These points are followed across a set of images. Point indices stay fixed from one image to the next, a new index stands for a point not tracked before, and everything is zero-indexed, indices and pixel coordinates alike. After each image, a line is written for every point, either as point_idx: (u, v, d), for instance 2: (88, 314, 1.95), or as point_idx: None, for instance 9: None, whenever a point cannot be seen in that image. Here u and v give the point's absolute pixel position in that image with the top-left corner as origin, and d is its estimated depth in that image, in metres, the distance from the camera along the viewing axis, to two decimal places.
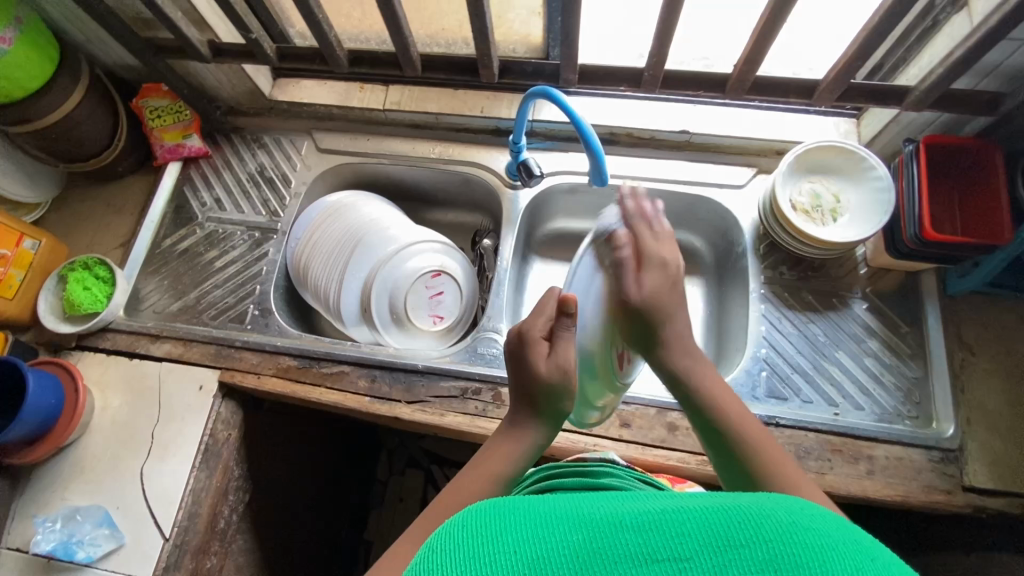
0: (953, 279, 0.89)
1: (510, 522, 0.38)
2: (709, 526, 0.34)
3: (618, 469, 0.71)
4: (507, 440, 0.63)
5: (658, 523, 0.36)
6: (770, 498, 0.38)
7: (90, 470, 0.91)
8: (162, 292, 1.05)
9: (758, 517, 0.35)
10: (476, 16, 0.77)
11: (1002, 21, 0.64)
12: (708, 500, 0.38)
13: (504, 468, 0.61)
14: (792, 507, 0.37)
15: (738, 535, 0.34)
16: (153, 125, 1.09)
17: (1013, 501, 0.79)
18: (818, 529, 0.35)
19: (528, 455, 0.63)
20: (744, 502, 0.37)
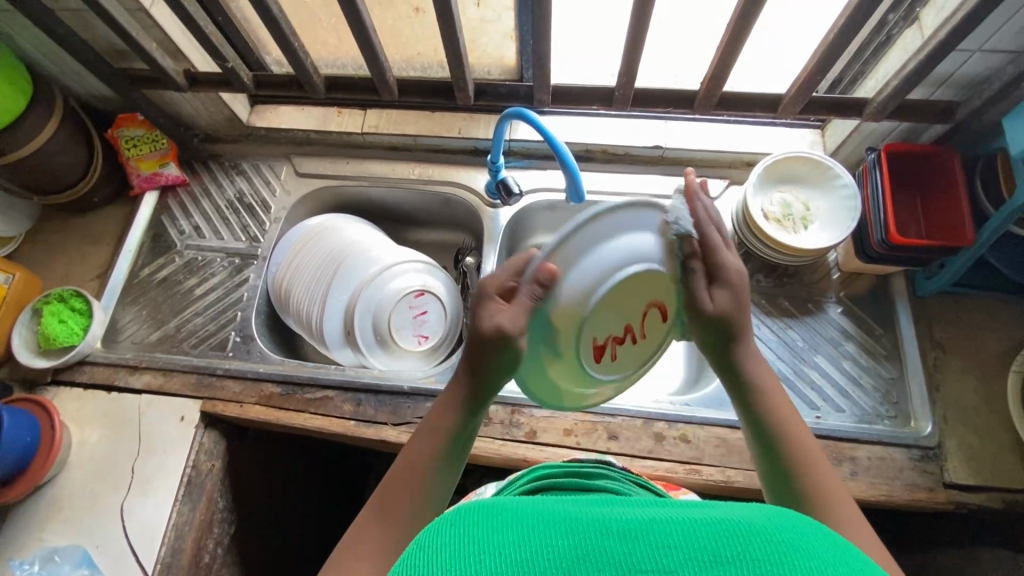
0: (920, 281, 0.92)
1: (497, 521, 0.38)
2: (698, 540, 0.35)
3: (613, 473, 0.71)
4: (452, 398, 0.61)
5: (648, 533, 0.36)
6: (763, 513, 0.38)
7: (69, 509, 0.89)
8: (140, 322, 1.04)
9: (748, 534, 0.35)
10: (449, 40, 0.79)
11: (949, 36, 0.68)
12: (700, 513, 0.38)
13: (450, 432, 0.60)
14: (782, 523, 0.37)
15: (726, 552, 0.34)
16: (129, 155, 1.09)
17: (992, 496, 0.81)
18: (808, 547, 0.35)
19: (476, 410, 0.61)
20: (735, 517, 0.37)
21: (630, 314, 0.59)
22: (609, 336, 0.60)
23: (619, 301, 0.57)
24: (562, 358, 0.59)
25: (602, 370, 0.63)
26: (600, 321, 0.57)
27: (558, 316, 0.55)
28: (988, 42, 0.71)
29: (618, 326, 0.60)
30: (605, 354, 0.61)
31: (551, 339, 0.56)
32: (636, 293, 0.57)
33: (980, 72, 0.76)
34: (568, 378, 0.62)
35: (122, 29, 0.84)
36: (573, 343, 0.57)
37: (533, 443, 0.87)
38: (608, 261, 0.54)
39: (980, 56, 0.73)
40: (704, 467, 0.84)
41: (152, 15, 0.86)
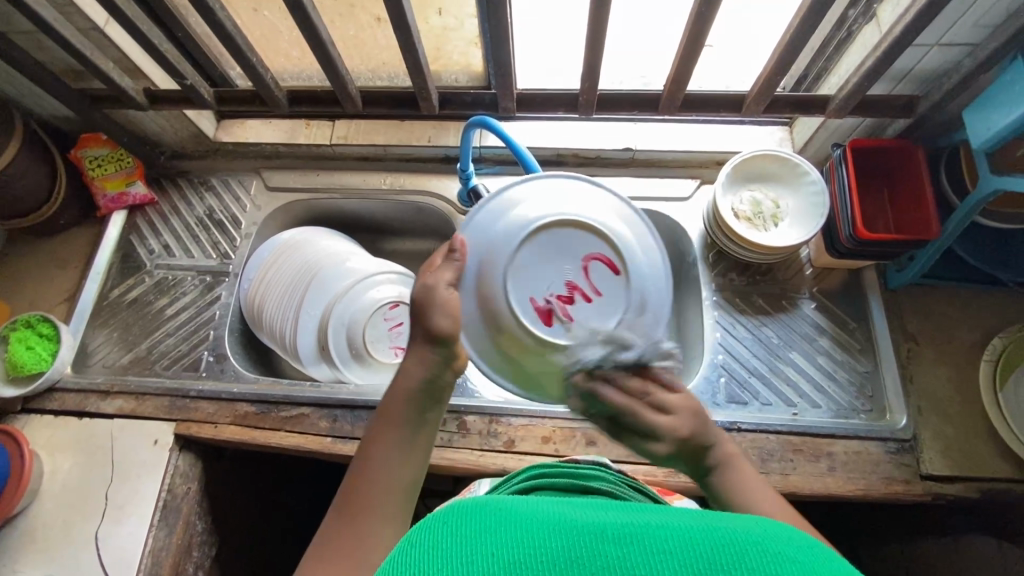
0: (891, 274, 0.93)
1: (494, 522, 0.38)
2: (695, 548, 0.34)
3: (608, 474, 0.70)
4: (414, 366, 0.63)
5: (643, 538, 0.35)
6: (760, 527, 0.38)
7: (42, 541, 0.87)
8: (111, 345, 1.02)
9: (745, 545, 0.35)
10: (408, 51, 0.78)
11: (904, 33, 0.68)
12: (697, 519, 0.38)
13: (408, 403, 0.61)
14: (779, 538, 0.36)
15: (722, 560, 0.33)
16: (93, 175, 1.06)
17: (969, 486, 0.82)
18: (802, 562, 0.34)
19: (435, 382, 0.63)
20: (731, 526, 0.37)
21: (566, 270, 0.68)
22: (551, 295, 0.67)
23: (546, 253, 0.68)
24: (501, 316, 0.67)
25: (563, 334, 0.66)
26: (529, 270, 0.67)
27: (482, 264, 0.68)
28: (946, 35, 0.71)
29: (555, 284, 0.67)
30: (558, 315, 0.67)
31: (484, 292, 0.67)
32: (570, 244, 0.68)
33: (939, 65, 0.76)
34: (527, 348, 0.67)
35: (75, 50, 0.82)
36: (504, 295, 0.67)
37: (511, 452, 0.86)
38: (523, 218, 0.69)
39: (938, 50, 0.74)
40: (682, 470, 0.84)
41: (106, 34, 0.85)
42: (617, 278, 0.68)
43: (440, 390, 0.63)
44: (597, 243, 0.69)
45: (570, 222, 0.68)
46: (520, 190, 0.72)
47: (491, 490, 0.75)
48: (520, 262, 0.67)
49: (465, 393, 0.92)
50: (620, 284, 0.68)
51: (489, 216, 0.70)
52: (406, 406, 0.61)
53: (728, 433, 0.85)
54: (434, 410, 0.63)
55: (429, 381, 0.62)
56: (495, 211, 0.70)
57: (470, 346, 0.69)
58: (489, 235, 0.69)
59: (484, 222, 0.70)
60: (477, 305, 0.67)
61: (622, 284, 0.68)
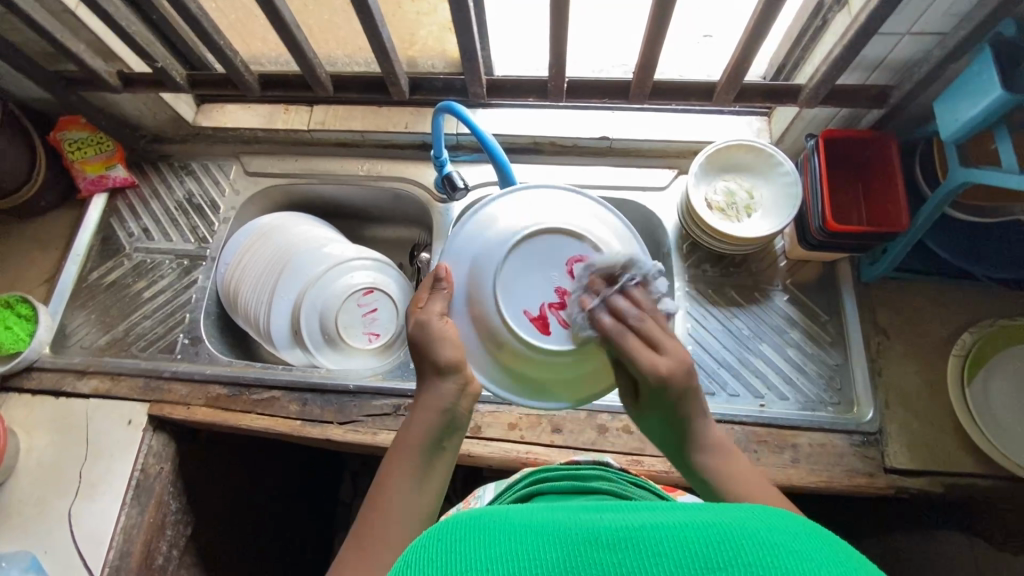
0: (864, 267, 0.92)
1: (486, 535, 0.36)
2: (690, 549, 0.33)
3: (612, 473, 0.70)
4: (432, 397, 0.62)
5: (637, 541, 0.35)
6: (755, 518, 0.37)
7: (15, 517, 0.89)
8: (90, 326, 1.03)
9: (739, 539, 0.34)
10: (373, 37, 0.77)
11: (869, 22, 0.67)
12: (689, 515, 0.37)
13: (425, 436, 0.60)
14: (775, 527, 0.35)
15: (717, 558, 0.33)
16: (72, 158, 1.07)
17: (932, 480, 0.82)
18: (799, 552, 0.33)
19: (453, 412, 0.62)
20: (724, 521, 0.36)
21: (551, 277, 0.65)
22: (541, 305, 0.65)
23: (526, 264, 0.65)
24: (498, 335, 0.65)
25: (562, 342, 0.64)
26: (513, 285, 0.65)
27: (471, 289, 0.67)
28: (916, 25, 0.70)
29: (543, 291, 0.65)
30: (552, 323, 0.64)
31: (476, 314, 0.66)
32: (542, 250, 0.66)
33: (911, 55, 0.75)
34: (529, 363, 0.66)
35: (44, 31, 0.82)
36: (496, 312, 0.65)
37: (477, 438, 0.87)
38: (496, 236, 0.68)
39: (910, 39, 0.72)
40: (646, 458, 0.84)
41: (77, 17, 0.85)
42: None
43: (457, 419, 0.63)
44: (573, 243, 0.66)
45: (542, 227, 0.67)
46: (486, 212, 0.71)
47: (495, 498, 0.76)
48: (504, 280, 0.65)
49: None
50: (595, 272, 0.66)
51: (464, 240, 0.70)
52: (423, 438, 0.60)
53: None
54: (449, 443, 0.62)
55: (445, 414, 0.61)
56: (471, 236, 0.69)
57: (480, 374, 0.68)
58: (469, 259, 0.68)
59: (463, 246, 0.69)
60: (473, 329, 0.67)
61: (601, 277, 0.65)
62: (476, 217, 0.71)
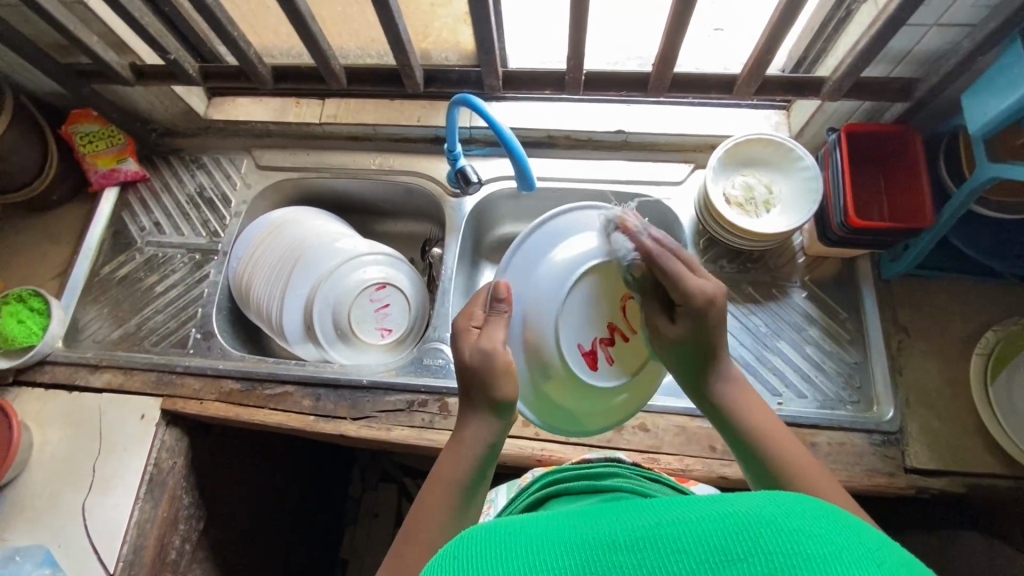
0: (885, 263, 0.90)
1: (492, 548, 0.34)
2: (708, 540, 0.30)
3: (622, 468, 0.70)
4: (474, 431, 0.60)
5: (651, 539, 0.32)
6: (771, 500, 0.33)
7: (30, 510, 0.89)
8: (102, 320, 1.03)
9: (758, 524, 0.30)
10: (389, 28, 0.76)
11: (899, 12, 0.65)
12: (706, 503, 0.34)
13: (464, 474, 0.59)
14: (794, 509, 0.32)
15: (736, 548, 0.29)
16: (84, 151, 1.06)
17: (954, 480, 0.80)
18: (821, 534, 0.30)
19: (492, 448, 0.61)
20: (742, 505, 0.32)
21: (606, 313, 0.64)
22: (594, 339, 0.64)
23: (587, 300, 0.64)
24: (549, 368, 0.64)
25: (606, 378, 0.65)
26: (573, 315, 0.63)
27: (529, 317, 0.64)
28: (944, 16, 0.68)
29: (598, 326, 0.64)
30: (600, 360, 0.64)
31: (531, 345, 0.63)
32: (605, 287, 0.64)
33: (938, 47, 0.73)
34: (574, 395, 0.65)
35: (57, 21, 0.82)
36: (552, 345, 0.63)
37: None
38: (558, 263, 0.65)
39: (937, 30, 0.71)
40: (662, 456, 0.83)
41: (90, 8, 0.84)
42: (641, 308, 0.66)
43: (495, 453, 0.62)
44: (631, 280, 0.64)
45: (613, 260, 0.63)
46: (545, 229, 0.68)
47: (509, 501, 0.75)
48: (564, 314, 0.63)
49: (443, 375, 0.93)
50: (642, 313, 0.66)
51: (522, 264, 0.67)
52: (463, 473, 0.59)
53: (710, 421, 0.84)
54: (486, 475, 0.61)
55: (489, 448, 0.60)
56: (534, 254, 0.67)
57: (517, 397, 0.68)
58: (527, 281, 0.65)
59: (523, 266, 0.66)
60: (526, 358, 0.64)
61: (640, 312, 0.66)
62: (534, 234, 0.68)
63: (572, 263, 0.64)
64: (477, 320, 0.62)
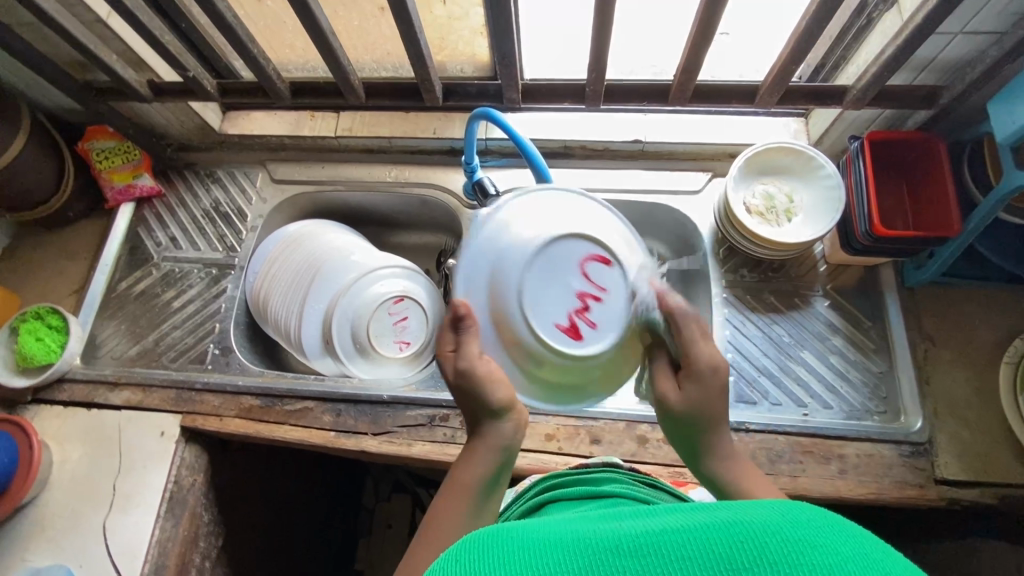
0: (909, 271, 0.89)
1: (504, 552, 0.35)
2: (712, 548, 0.31)
3: (619, 474, 0.67)
4: (486, 437, 0.58)
5: (658, 545, 0.33)
6: (776, 509, 0.34)
7: (51, 529, 0.89)
8: (119, 337, 1.03)
9: (763, 535, 0.31)
10: (410, 42, 0.76)
11: (926, 21, 0.64)
12: (711, 513, 0.35)
13: (476, 484, 0.56)
14: (798, 519, 0.33)
15: (741, 556, 0.30)
16: (100, 167, 1.07)
17: (986, 491, 0.79)
18: (826, 544, 0.31)
19: (505, 455, 0.58)
20: (747, 514, 0.33)
21: (570, 282, 0.58)
22: (567, 312, 0.58)
23: (545, 275, 0.58)
24: (535, 355, 0.58)
25: (598, 345, 0.58)
26: (537, 298, 0.57)
27: (495, 315, 0.59)
28: (970, 23, 0.68)
29: (567, 296, 0.58)
30: (583, 330, 0.58)
31: (505, 341, 0.59)
32: (557, 253, 0.58)
33: (964, 54, 0.72)
34: (567, 372, 0.60)
35: (78, 41, 0.82)
36: (525, 333, 0.57)
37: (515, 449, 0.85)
38: (502, 252, 0.59)
39: (963, 38, 0.70)
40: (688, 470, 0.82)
41: (109, 26, 0.84)
42: (614, 268, 0.59)
43: (508, 461, 0.59)
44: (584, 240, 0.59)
45: (560, 231, 0.59)
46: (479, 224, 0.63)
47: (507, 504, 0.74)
48: (528, 299, 0.57)
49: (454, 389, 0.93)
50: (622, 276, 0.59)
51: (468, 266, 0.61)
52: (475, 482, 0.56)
53: (736, 433, 0.83)
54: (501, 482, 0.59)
55: (501, 457, 0.58)
56: (479, 250, 0.60)
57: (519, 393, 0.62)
58: (479, 278, 0.59)
59: (473, 265, 0.60)
60: (506, 354, 0.60)
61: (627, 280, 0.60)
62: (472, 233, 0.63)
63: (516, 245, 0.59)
64: (451, 345, 0.58)
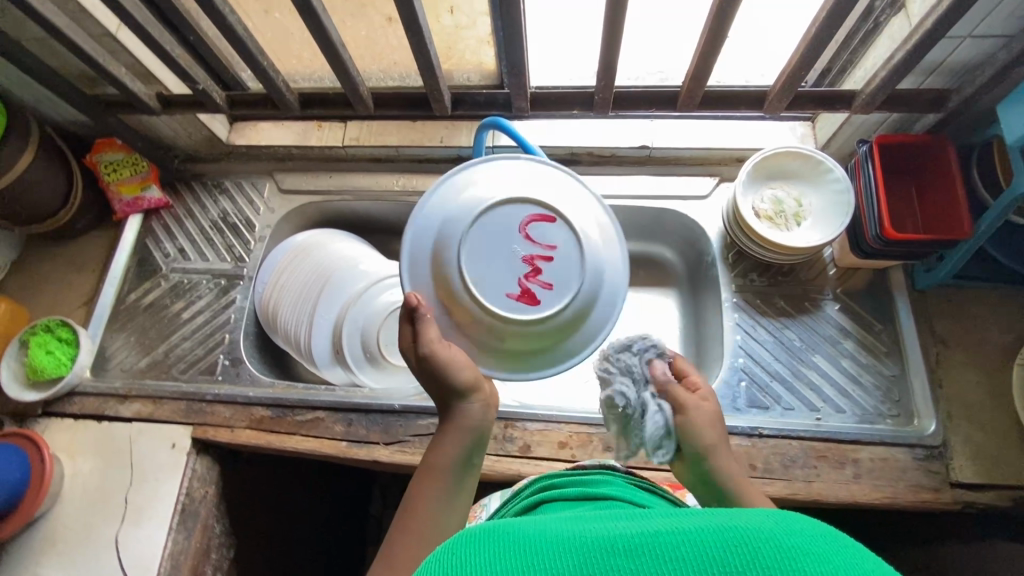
0: (919, 274, 0.90)
1: (500, 548, 0.35)
2: (706, 552, 0.32)
3: (614, 476, 0.66)
4: (457, 419, 0.61)
5: (652, 546, 0.33)
6: (770, 517, 0.34)
7: (63, 543, 0.88)
8: (129, 349, 1.02)
9: (758, 541, 0.32)
10: (420, 52, 0.77)
11: (936, 26, 0.64)
12: (706, 517, 0.35)
13: (452, 463, 0.60)
14: (793, 527, 0.33)
15: (734, 560, 0.31)
16: (109, 180, 1.07)
17: (1001, 494, 0.79)
18: (819, 552, 0.31)
19: (477, 434, 0.61)
20: (742, 520, 0.34)
21: (514, 249, 0.60)
22: (517, 279, 0.60)
23: (487, 248, 0.60)
24: (493, 325, 0.61)
25: (554, 305, 0.61)
26: (484, 274, 0.60)
27: (450, 298, 0.61)
28: (979, 27, 0.68)
29: (513, 263, 0.60)
30: (538, 291, 0.61)
31: (462, 317, 0.61)
32: (495, 225, 0.61)
33: (972, 57, 0.73)
34: (532, 333, 0.62)
35: (89, 55, 0.82)
36: (478, 306, 0.60)
37: (527, 457, 0.85)
38: (444, 234, 0.62)
39: (971, 41, 0.70)
40: None
41: (119, 40, 0.86)
42: (557, 228, 0.62)
43: (481, 440, 0.62)
44: (522, 207, 0.61)
45: (492, 204, 0.61)
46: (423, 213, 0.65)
47: (503, 505, 0.72)
48: (475, 274, 0.60)
49: None
50: (566, 229, 0.62)
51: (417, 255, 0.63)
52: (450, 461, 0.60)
53: (749, 439, 0.83)
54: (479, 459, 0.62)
55: (473, 437, 0.61)
56: (421, 242, 0.62)
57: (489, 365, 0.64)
58: (426, 265, 0.62)
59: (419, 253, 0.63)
60: (468, 328, 0.62)
61: (569, 234, 0.62)
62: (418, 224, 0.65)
63: (457, 224, 0.61)
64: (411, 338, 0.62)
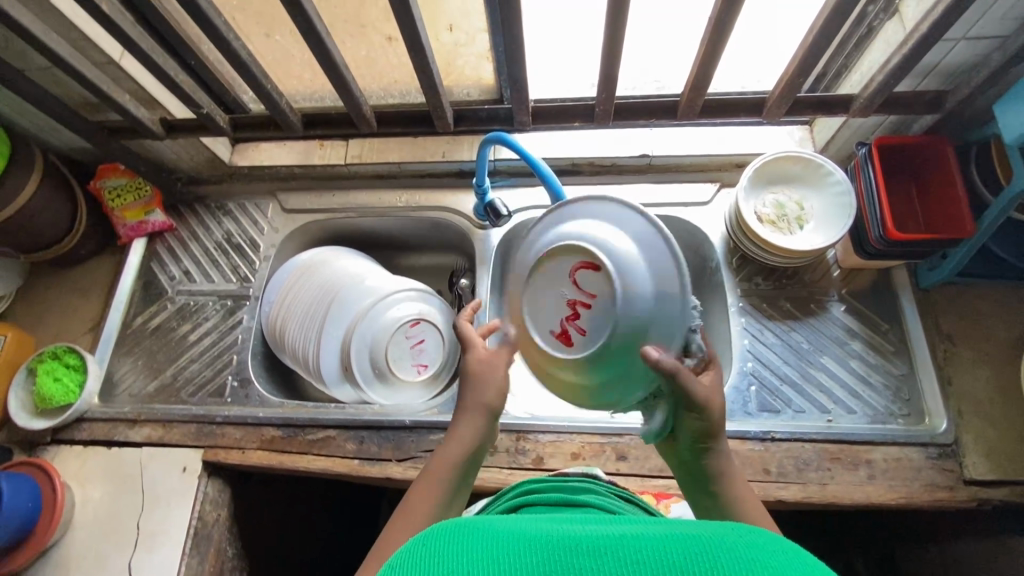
0: (922, 273, 0.90)
1: (468, 539, 0.35)
2: (669, 557, 0.32)
3: (597, 485, 0.67)
4: (464, 432, 0.63)
5: (616, 549, 0.33)
6: (735, 533, 0.35)
7: (76, 571, 0.88)
8: (137, 373, 1.02)
9: (720, 553, 0.33)
10: (422, 71, 0.78)
11: (930, 31, 0.66)
12: (671, 528, 0.36)
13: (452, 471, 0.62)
14: (753, 542, 0.34)
15: (693, 566, 0.32)
16: (113, 206, 1.08)
17: (1015, 490, 0.79)
18: (776, 565, 0.32)
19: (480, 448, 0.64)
20: (706, 533, 0.35)
21: (560, 292, 0.57)
22: (559, 321, 0.57)
23: (541, 285, 0.59)
24: (540, 359, 0.60)
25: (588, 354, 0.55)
26: (533, 308, 0.59)
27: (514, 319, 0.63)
28: (973, 29, 0.69)
29: (558, 305, 0.57)
30: (574, 338, 0.56)
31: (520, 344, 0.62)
32: (551, 265, 0.58)
33: (967, 59, 0.74)
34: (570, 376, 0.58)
35: (94, 83, 0.83)
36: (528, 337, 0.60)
37: (541, 469, 0.85)
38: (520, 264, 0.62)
39: (966, 43, 0.72)
40: None
41: (122, 67, 0.86)
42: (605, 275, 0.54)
43: (478, 455, 0.65)
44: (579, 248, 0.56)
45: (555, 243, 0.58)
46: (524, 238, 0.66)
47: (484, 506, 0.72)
48: (527, 307, 0.60)
49: None
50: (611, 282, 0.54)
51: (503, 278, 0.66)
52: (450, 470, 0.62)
53: (762, 443, 0.83)
54: (467, 482, 0.65)
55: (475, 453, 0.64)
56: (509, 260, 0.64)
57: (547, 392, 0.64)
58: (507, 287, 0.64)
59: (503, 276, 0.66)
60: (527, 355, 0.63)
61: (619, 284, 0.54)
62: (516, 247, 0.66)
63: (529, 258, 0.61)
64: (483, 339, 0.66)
